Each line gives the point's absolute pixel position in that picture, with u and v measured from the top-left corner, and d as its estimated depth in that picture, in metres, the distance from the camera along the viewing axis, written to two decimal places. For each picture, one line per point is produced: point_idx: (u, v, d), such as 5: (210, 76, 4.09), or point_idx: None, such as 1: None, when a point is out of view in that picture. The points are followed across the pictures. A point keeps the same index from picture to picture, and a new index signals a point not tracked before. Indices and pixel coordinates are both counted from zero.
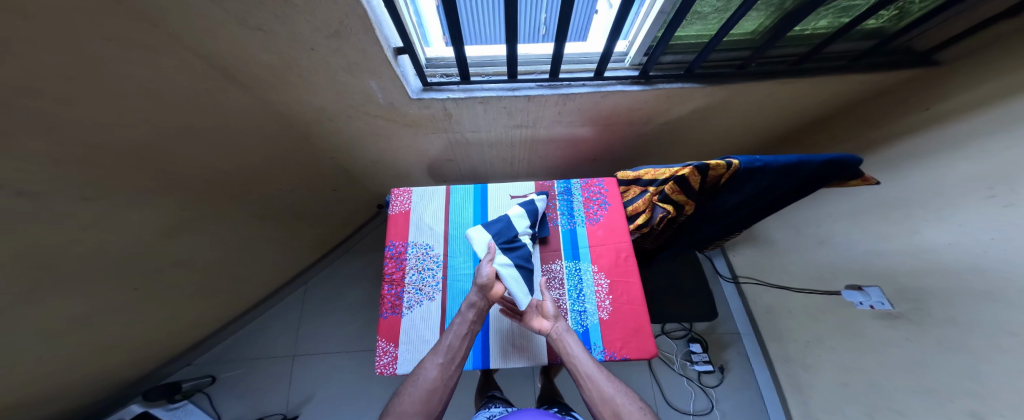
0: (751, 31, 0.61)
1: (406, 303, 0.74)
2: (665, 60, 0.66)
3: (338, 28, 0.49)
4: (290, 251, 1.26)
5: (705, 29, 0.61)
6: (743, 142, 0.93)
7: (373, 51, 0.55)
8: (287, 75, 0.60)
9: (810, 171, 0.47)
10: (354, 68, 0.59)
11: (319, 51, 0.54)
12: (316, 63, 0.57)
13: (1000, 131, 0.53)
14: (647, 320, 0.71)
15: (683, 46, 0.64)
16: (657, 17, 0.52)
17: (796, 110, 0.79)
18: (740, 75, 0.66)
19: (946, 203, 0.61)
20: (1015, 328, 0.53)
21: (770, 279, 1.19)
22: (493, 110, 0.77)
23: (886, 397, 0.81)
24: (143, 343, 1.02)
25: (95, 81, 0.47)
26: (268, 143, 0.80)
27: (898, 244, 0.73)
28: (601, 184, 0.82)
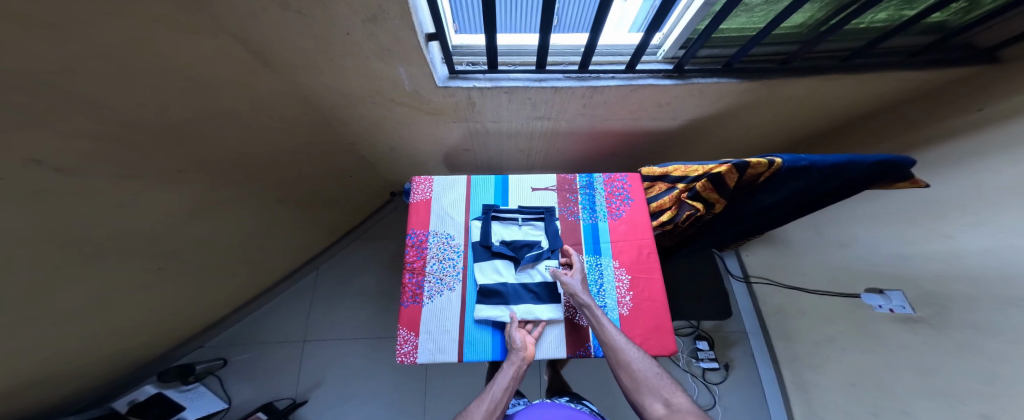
0: (800, 24, 0.59)
1: (427, 292, 0.75)
2: (701, 55, 0.66)
3: (376, 13, 0.48)
4: (303, 237, 1.26)
5: (750, 20, 0.59)
6: (766, 140, 0.92)
7: (408, 36, 0.54)
8: (318, 61, 0.59)
9: (858, 172, 0.46)
10: (386, 54, 0.58)
11: (354, 36, 0.53)
12: (349, 49, 0.56)
13: None
14: (668, 317, 0.71)
15: (722, 40, 0.63)
16: (700, 9, 0.51)
17: (827, 109, 0.77)
18: (781, 70, 0.65)
19: (981, 208, 0.60)
20: None
21: (783, 279, 1.19)
22: (517, 100, 0.76)
23: (896, 399, 0.82)
24: (159, 324, 1.03)
25: (130, 62, 0.46)
26: (290, 128, 0.79)
27: (926, 248, 0.73)
28: (624, 180, 0.81)
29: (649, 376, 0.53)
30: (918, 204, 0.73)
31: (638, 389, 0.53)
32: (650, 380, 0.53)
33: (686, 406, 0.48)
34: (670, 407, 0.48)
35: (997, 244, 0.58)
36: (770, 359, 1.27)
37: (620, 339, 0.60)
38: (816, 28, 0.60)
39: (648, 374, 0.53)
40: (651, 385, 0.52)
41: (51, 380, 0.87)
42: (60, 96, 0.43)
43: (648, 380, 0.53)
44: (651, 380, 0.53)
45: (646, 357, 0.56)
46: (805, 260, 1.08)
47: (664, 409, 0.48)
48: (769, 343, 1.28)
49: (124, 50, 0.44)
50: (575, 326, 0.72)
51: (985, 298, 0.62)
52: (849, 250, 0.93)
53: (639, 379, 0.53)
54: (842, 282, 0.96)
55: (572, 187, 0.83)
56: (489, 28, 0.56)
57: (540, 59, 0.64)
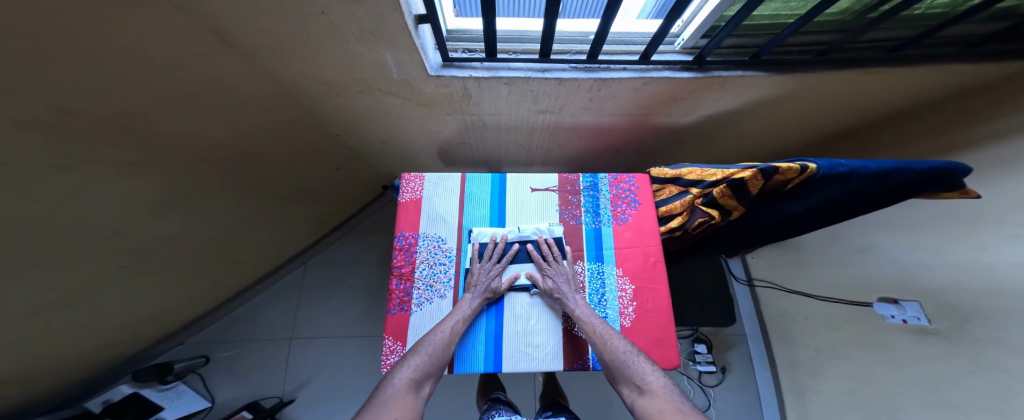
0: (844, 9, 0.52)
1: (416, 299, 0.70)
2: (725, 46, 0.60)
3: None
4: (288, 231, 1.19)
5: (786, 5, 0.52)
6: (781, 138, 0.86)
7: (392, 18, 0.47)
8: (293, 43, 0.51)
9: (901, 182, 0.41)
10: (369, 38, 0.50)
11: (332, 15, 0.45)
12: (325, 30, 0.48)
13: None
14: (672, 329, 0.67)
15: (749, 28, 0.56)
16: None
17: (851, 106, 0.72)
18: (817, 63, 0.59)
19: (1019, 222, 0.56)
20: None
21: (789, 284, 1.16)
22: (518, 92, 0.69)
23: (899, 411, 0.80)
24: (129, 324, 0.96)
25: (63, 42, 0.39)
26: (266, 116, 0.71)
27: (952, 261, 0.68)
28: (632, 181, 0.76)
29: (622, 360, 0.52)
30: (949, 214, 0.69)
31: (615, 376, 0.52)
32: (624, 367, 0.51)
33: (660, 391, 0.47)
34: (644, 392, 0.47)
35: None
36: (768, 363, 1.25)
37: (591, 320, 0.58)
38: (863, 15, 0.53)
39: (623, 362, 0.52)
40: (627, 372, 0.51)
41: (8, 385, 0.81)
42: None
43: (620, 364, 0.52)
44: (623, 364, 0.51)
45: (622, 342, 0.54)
46: (817, 267, 1.04)
47: (638, 393, 0.48)
48: (768, 346, 1.26)
49: (54, 26, 0.37)
50: (571, 337, 0.68)
51: (1009, 317, 0.59)
52: (866, 258, 0.89)
53: (615, 365, 0.52)
54: (853, 290, 0.92)
55: (574, 188, 0.77)
56: (486, 10, 0.49)
57: (545, 48, 0.58)
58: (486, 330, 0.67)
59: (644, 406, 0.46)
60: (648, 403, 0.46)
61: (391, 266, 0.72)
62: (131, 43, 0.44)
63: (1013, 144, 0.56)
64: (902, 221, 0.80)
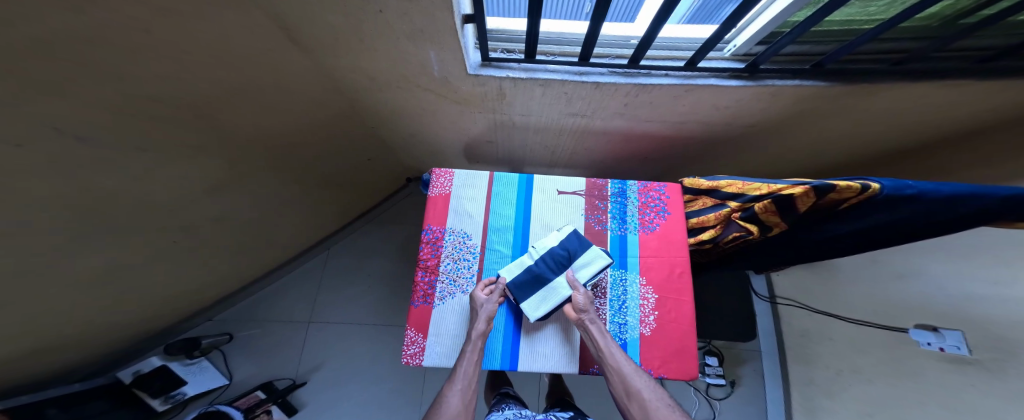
0: (934, 14, 0.49)
1: (439, 293, 0.71)
2: (784, 53, 0.58)
3: None
4: (315, 218, 1.22)
5: (863, 11, 0.49)
6: (820, 150, 0.83)
7: (443, 17, 0.47)
8: (344, 39, 0.52)
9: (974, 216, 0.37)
10: (418, 36, 0.51)
11: (388, 14, 0.46)
12: (377, 27, 0.49)
13: None
14: (692, 341, 0.67)
15: (817, 35, 0.54)
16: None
17: (904, 122, 0.69)
18: (892, 71, 0.56)
19: None
20: None
21: (816, 304, 1.12)
22: (552, 94, 0.69)
23: None
24: (165, 300, 1.00)
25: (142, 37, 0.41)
26: (306, 109, 0.73)
27: (1004, 294, 0.65)
28: (662, 190, 0.74)
29: (662, 409, 0.50)
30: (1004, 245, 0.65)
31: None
32: (660, 412, 0.50)
33: None
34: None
35: None
36: (781, 380, 1.23)
37: (627, 365, 0.56)
38: (953, 21, 0.50)
39: (658, 404, 0.51)
40: (663, 419, 0.49)
41: (53, 351, 0.85)
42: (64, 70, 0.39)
43: (654, 415, 0.50)
44: (663, 413, 0.50)
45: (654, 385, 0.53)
46: (853, 289, 1.01)
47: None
48: (783, 364, 1.23)
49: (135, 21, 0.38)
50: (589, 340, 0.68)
51: None
52: (910, 283, 0.85)
53: (650, 411, 0.50)
54: (889, 314, 0.89)
55: (602, 193, 0.77)
56: (533, 12, 0.48)
57: (586, 51, 0.58)
58: (502, 328, 0.69)
59: None
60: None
61: (417, 258, 0.73)
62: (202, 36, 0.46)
63: None
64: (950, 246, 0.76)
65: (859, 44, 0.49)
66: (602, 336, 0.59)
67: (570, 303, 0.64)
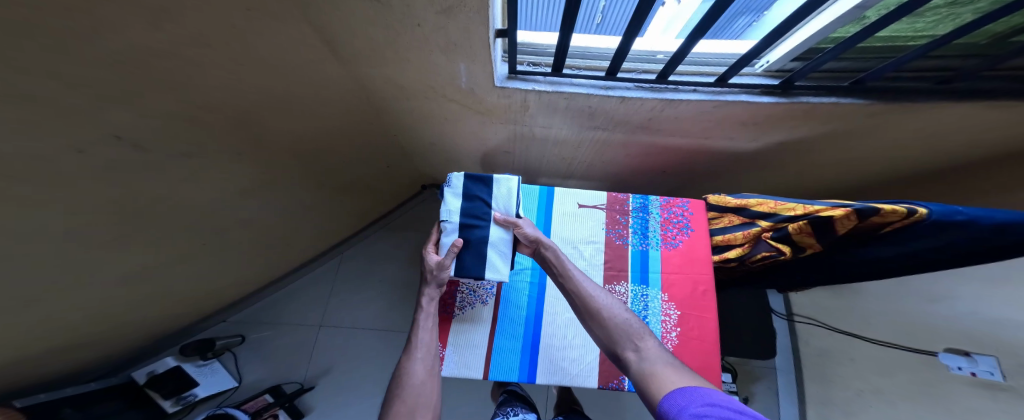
0: (989, 33, 0.48)
1: (459, 303, 0.71)
2: (824, 69, 0.58)
3: (453, 4, 0.41)
4: (331, 224, 1.22)
5: (912, 27, 0.49)
6: (845, 168, 0.82)
7: (478, 32, 0.47)
8: (379, 51, 0.53)
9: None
10: (451, 49, 0.51)
11: (426, 27, 0.46)
12: (413, 39, 0.49)
13: None
14: (717, 359, 0.65)
15: (860, 51, 0.54)
16: (848, 14, 0.41)
17: (937, 142, 0.67)
18: (938, 89, 0.56)
19: None
20: None
21: (838, 324, 1.09)
22: (575, 107, 0.69)
23: None
24: (182, 302, 1.01)
25: (188, 51, 0.41)
26: (332, 118, 0.73)
27: None
28: (685, 206, 0.74)
29: (620, 323, 0.52)
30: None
31: (609, 336, 0.51)
32: (620, 326, 0.52)
33: (654, 351, 0.48)
34: (641, 353, 0.48)
35: None
36: (796, 399, 1.21)
37: (588, 283, 0.57)
38: (1004, 38, 0.49)
39: (618, 320, 0.52)
40: (623, 332, 0.51)
41: (71, 350, 0.86)
42: (110, 78, 0.39)
43: (616, 327, 0.52)
44: (622, 327, 0.51)
45: (616, 304, 0.55)
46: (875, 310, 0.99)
47: (636, 356, 0.48)
48: (800, 383, 1.21)
49: (183, 37, 0.39)
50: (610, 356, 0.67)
51: None
52: (935, 307, 0.83)
53: (610, 327, 0.52)
54: (914, 335, 0.86)
55: (623, 207, 0.76)
56: (567, 27, 0.48)
57: (614, 65, 0.58)
58: (523, 341, 0.69)
59: (642, 367, 0.46)
60: (643, 362, 0.46)
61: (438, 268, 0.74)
62: None
63: None
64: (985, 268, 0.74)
65: (907, 60, 0.48)
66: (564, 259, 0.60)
67: (519, 243, 0.67)
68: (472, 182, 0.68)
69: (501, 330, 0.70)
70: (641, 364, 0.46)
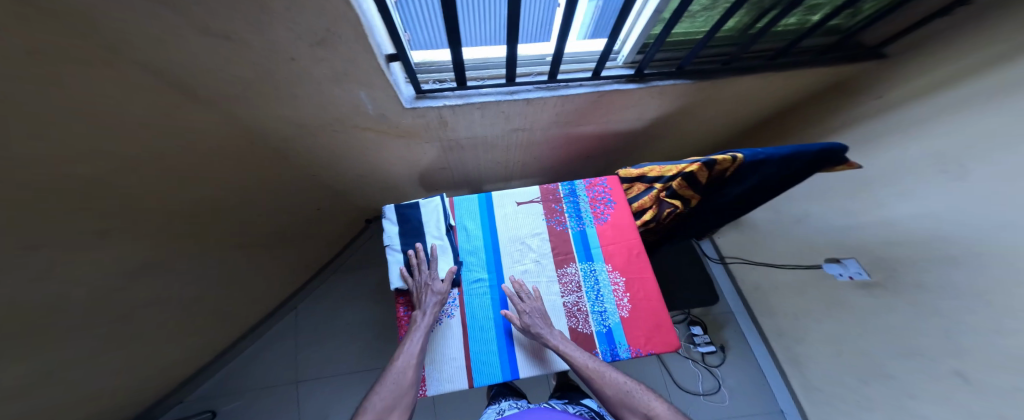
0: (733, 28, 0.67)
1: (425, 324, 0.73)
2: (657, 59, 0.70)
3: (324, 35, 0.46)
4: (275, 277, 1.17)
5: (691, 25, 0.64)
6: (726, 126, 0.97)
7: (364, 60, 0.52)
8: (268, 88, 0.55)
9: (809, 159, 0.50)
10: (342, 78, 0.55)
11: (302, 60, 0.49)
12: (294, 73, 0.52)
13: (935, 118, 0.63)
14: (666, 313, 0.72)
15: (672, 44, 0.68)
16: (654, 14, 0.55)
17: (773, 95, 0.84)
18: (723, 70, 0.71)
19: (899, 180, 0.70)
20: (988, 293, 0.57)
21: (755, 258, 1.22)
22: (492, 114, 0.75)
23: (875, 364, 0.83)
24: (110, 402, 0.89)
25: (54, 119, 0.41)
26: (236, 163, 0.72)
27: (860, 219, 0.80)
28: (604, 183, 0.83)
29: (622, 390, 0.56)
30: (854, 179, 0.80)
31: (619, 408, 0.55)
32: (625, 395, 0.55)
33: (664, 413, 0.52)
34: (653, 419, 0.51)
35: (928, 206, 0.64)
36: (761, 335, 1.29)
37: (581, 356, 0.62)
38: (746, 31, 0.67)
39: (620, 388, 0.56)
40: (628, 402, 0.54)
41: None
42: None
43: (626, 396, 0.55)
44: (624, 395, 0.55)
45: (617, 373, 0.59)
46: (766, 241, 1.14)
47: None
48: (755, 319, 1.32)
49: (42, 106, 0.38)
50: (578, 334, 0.71)
51: (933, 261, 0.65)
52: (801, 224, 0.98)
53: (615, 399, 0.55)
54: (784, 255, 1.04)
55: (555, 196, 0.84)
56: (455, 46, 0.54)
57: (510, 72, 0.64)
58: (499, 343, 0.72)
59: None
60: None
61: (397, 295, 0.76)
62: (118, 108, 0.46)
63: (895, 113, 0.71)
64: (823, 183, 0.89)
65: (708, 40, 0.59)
66: (551, 338, 0.64)
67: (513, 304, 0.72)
68: (402, 209, 0.79)
69: (473, 338, 0.72)
70: None
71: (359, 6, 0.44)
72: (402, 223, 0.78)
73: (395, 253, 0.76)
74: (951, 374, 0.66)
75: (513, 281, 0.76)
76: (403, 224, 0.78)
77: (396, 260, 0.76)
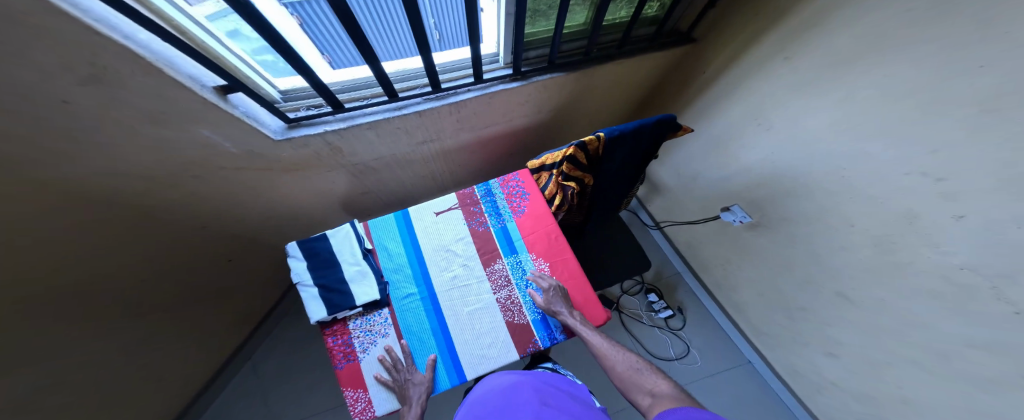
0: (584, 22, 0.75)
1: (360, 346, 0.71)
2: (531, 56, 0.77)
3: (92, 71, 0.40)
4: (205, 348, 1.04)
5: (542, 25, 0.71)
6: (628, 96, 1.04)
7: (174, 92, 0.48)
8: (82, 148, 0.49)
9: (651, 129, 0.68)
10: (161, 118, 0.50)
11: (79, 101, 0.43)
12: (93, 122, 0.46)
13: (758, 69, 0.73)
14: (590, 289, 0.75)
15: (542, 41, 0.75)
16: (507, 18, 0.60)
17: (648, 70, 0.92)
18: (587, 60, 0.80)
19: (744, 130, 0.81)
20: (839, 213, 0.64)
21: (676, 217, 1.21)
22: (386, 133, 0.74)
23: (793, 298, 0.84)
24: None
25: None
26: (80, 237, 0.62)
27: (733, 168, 0.88)
28: (517, 179, 0.86)
29: (628, 371, 0.57)
30: (716, 139, 0.91)
31: (626, 386, 0.56)
32: (630, 375, 0.57)
33: (666, 389, 0.52)
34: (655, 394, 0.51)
35: (777, 143, 0.73)
36: (707, 291, 1.22)
37: (597, 339, 0.64)
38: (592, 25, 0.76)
39: (627, 370, 0.58)
40: (634, 381, 0.56)
41: None
42: None
43: (629, 374, 0.57)
44: (630, 375, 0.57)
45: (626, 355, 0.60)
46: (680, 196, 1.15)
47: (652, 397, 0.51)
48: (697, 275, 1.24)
49: None
50: (514, 326, 0.72)
51: (802, 190, 0.70)
52: (699, 182, 1.03)
53: (622, 377, 0.57)
54: (696, 210, 1.07)
55: (473, 199, 0.84)
56: (301, 69, 0.54)
57: (386, 89, 0.66)
58: (442, 348, 0.71)
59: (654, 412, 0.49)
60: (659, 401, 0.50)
61: (322, 327, 0.72)
62: None
63: (726, 73, 0.82)
64: (709, 134, 0.93)
65: (561, 33, 0.68)
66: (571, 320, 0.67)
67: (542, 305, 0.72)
68: (307, 245, 0.75)
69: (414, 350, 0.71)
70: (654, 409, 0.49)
71: (133, 40, 0.41)
72: (309, 257, 0.74)
73: (307, 288, 0.72)
74: (834, 296, 0.71)
75: (444, 289, 0.76)
76: (310, 259, 0.74)
77: (311, 295, 0.71)
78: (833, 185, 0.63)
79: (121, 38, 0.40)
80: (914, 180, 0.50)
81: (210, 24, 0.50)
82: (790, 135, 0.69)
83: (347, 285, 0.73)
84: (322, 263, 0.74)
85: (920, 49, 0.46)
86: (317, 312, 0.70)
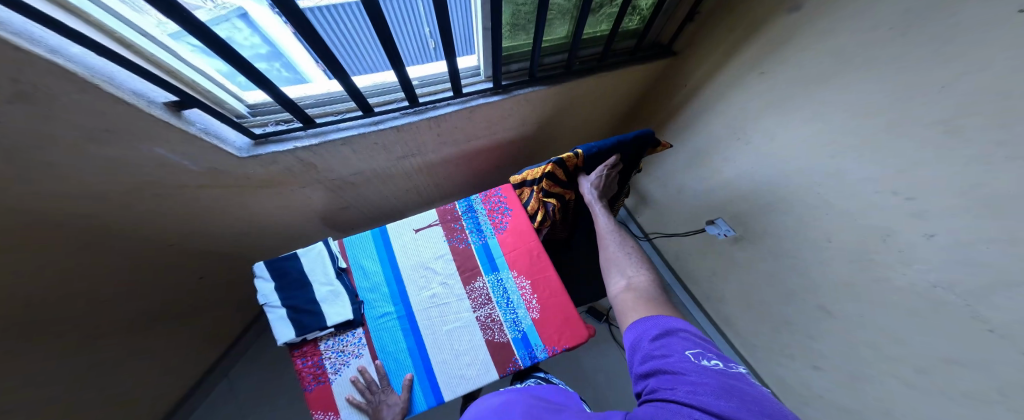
0: (563, 36, 0.75)
1: (331, 368, 0.67)
2: (513, 69, 0.77)
3: (22, 89, 0.38)
4: (174, 375, 0.97)
5: (522, 38, 0.71)
6: (614, 108, 1.04)
7: (119, 109, 0.45)
8: (21, 169, 0.46)
9: (628, 145, 0.75)
10: (109, 137, 0.47)
11: (10, 120, 0.40)
12: (32, 142, 0.43)
13: (737, 84, 0.74)
14: (572, 305, 0.73)
15: (522, 54, 0.75)
16: (485, 33, 0.61)
17: (630, 83, 0.93)
18: (568, 73, 0.80)
19: (724, 143, 0.82)
20: (815, 227, 0.64)
21: (663, 229, 1.20)
22: (364, 149, 0.72)
23: (776, 311, 0.82)
24: None
25: None
26: (21, 264, 0.57)
27: (715, 181, 0.88)
28: (499, 194, 0.84)
29: (617, 257, 0.60)
30: (698, 152, 0.92)
31: (607, 266, 0.61)
32: (617, 260, 0.60)
33: (639, 281, 0.54)
34: (632, 286, 0.54)
35: (756, 157, 0.73)
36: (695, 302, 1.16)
37: (607, 227, 0.67)
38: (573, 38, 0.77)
39: (617, 255, 0.61)
40: (618, 264, 0.59)
41: None
42: None
43: (618, 262, 0.59)
44: (617, 260, 0.60)
45: (623, 246, 0.62)
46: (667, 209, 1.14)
47: (626, 285, 0.55)
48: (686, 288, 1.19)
49: None
50: (494, 344, 0.69)
51: (780, 204, 0.70)
52: (682, 194, 1.04)
53: (609, 259, 0.61)
54: (682, 223, 1.07)
55: (454, 215, 0.82)
56: (264, 86, 0.52)
57: (360, 103, 0.64)
58: (419, 368, 0.67)
59: (622, 292, 0.54)
60: (630, 291, 0.53)
61: (291, 348, 0.68)
62: None
63: (708, 87, 0.83)
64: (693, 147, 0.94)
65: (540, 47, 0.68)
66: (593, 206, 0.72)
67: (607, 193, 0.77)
68: (278, 263, 0.72)
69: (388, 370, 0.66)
70: (621, 290, 0.54)
71: (67, 57, 0.39)
72: (278, 277, 0.71)
73: (275, 309, 0.68)
74: (817, 310, 0.70)
75: (422, 307, 0.72)
76: (280, 279, 0.71)
77: (279, 317, 0.67)
78: (811, 200, 0.63)
79: (46, 52, 0.37)
80: (885, 198, 0.51)
81: (157, 41, 0.48)
82: (768, 149, 0.70)
83: (318, 305, 0.69)
84: (292, 284, 0.71)
85: (882, 71, 0.48)
86: (286, 334, 0.66)
